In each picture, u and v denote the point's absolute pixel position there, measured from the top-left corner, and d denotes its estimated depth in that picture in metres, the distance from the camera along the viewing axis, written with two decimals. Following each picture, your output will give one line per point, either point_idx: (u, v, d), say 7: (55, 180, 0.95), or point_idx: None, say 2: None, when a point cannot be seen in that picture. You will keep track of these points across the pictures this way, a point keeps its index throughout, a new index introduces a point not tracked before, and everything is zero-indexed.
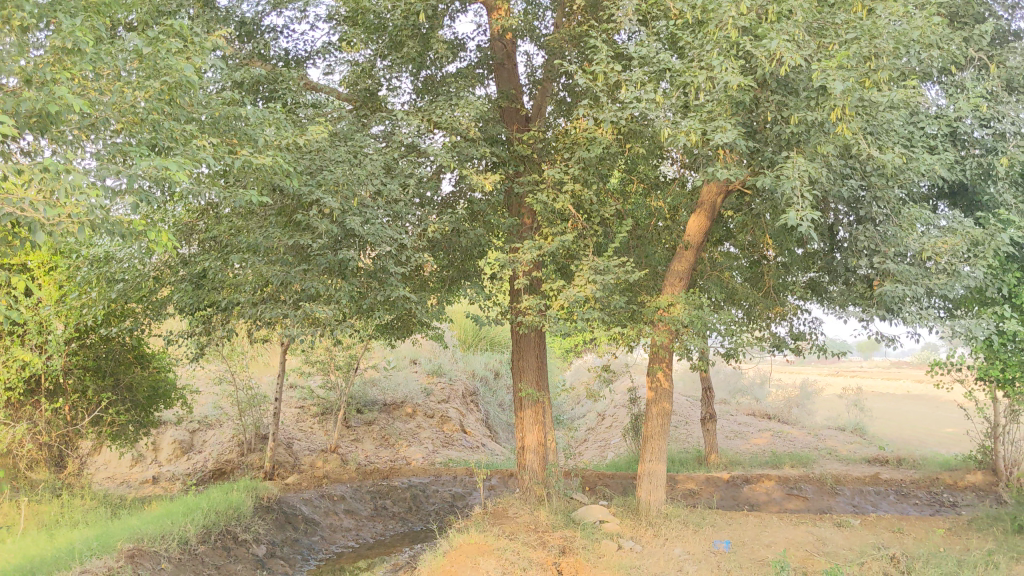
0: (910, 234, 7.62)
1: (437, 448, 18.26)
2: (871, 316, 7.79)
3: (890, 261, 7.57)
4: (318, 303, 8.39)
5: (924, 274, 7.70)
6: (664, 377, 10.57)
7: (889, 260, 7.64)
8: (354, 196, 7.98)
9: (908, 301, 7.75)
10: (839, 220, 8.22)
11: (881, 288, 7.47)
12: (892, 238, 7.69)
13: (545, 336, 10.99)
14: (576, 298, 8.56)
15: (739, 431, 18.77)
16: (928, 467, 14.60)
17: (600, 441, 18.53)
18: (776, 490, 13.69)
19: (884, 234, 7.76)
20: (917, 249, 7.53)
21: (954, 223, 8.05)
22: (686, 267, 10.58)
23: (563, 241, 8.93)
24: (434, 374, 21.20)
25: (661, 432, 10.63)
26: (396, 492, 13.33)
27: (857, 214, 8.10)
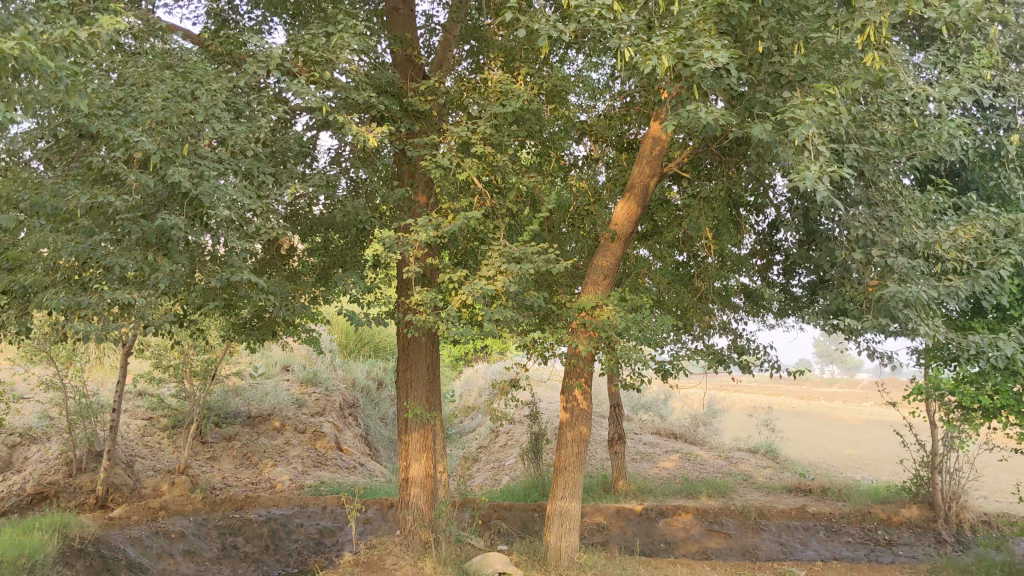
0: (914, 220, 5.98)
1: (307, 470, 16.01)
2: (866, 327, 6.05)
3: (893, 255, 5.88)
4: (129, 288, 6.11)
5: (931, 273, 6.03)
6: (583, 395, 8.65)
7: (890, 254, 5.96)
8: (183, 141, 5.80)
9: (908, 309, 6.04)
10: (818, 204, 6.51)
11: (884, 289, 5.75)
12: (893, 226, 6.02)
13: (438, 343, 8.95)
14: (483, 293, 6.58)
15: (646, 452, 17.16)
16: (858, 498, 13.15)
17: (493, 462, 16.65)
18: (695, 525, 11.98)
19: (881, 220, 6.09)
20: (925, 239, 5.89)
21: (957, 213, 6.45)
22: (611, 262, 8.76)
23: (469, 217, 6.94)
24: (307, 383, 18.84)
25: (576, 463, 8.70)
26: (250, 528, 11.07)
27: (841, 197, 6.40)
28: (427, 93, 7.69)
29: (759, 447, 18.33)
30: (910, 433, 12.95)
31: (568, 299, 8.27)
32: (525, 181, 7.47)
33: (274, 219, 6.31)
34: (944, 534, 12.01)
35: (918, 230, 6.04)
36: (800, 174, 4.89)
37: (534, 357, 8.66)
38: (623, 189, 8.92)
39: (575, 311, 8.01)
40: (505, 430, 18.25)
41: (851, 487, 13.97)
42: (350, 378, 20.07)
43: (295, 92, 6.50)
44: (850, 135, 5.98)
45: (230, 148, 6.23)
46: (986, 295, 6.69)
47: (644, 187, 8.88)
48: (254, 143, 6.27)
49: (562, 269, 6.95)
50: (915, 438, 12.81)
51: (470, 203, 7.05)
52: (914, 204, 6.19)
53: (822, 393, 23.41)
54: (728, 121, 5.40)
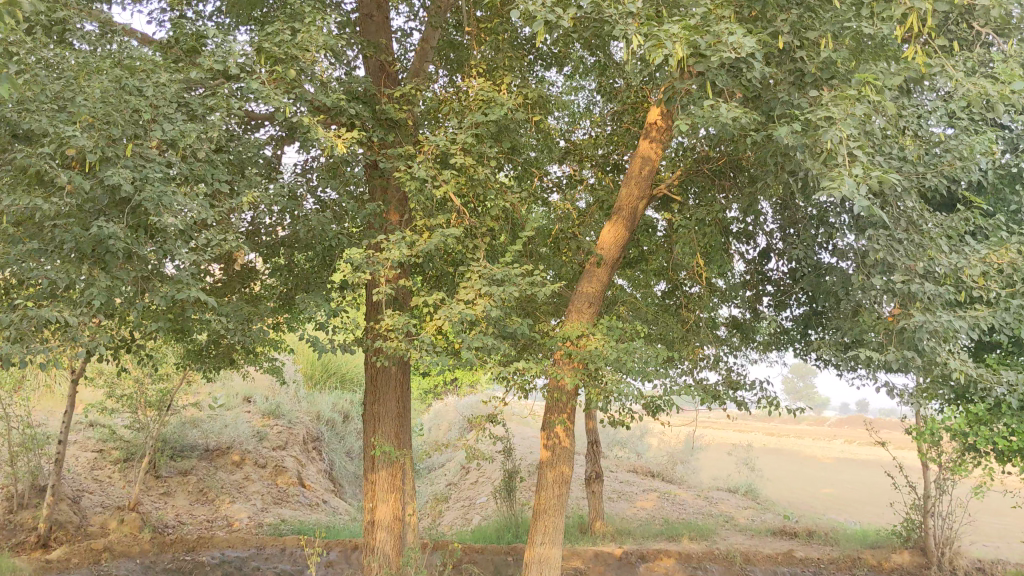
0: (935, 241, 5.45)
1: (266, 507, 15.21)
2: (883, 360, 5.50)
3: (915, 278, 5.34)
4: (62, 306, 5.41)
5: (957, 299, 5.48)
6: (566, 433, 8.01)
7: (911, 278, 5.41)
8: (124, 140, 5.15)
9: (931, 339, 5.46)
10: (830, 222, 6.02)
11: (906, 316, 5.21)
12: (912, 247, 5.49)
13: (409, 374, 8.29)
14: (461, 317, 5.96)
15: (623, 491, 16.52)
16: (847, 543, 12.54)
17: (463, 501, 15.95)
18: (677, 571, 11.32)
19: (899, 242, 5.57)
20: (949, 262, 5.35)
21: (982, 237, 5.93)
22: (597, 288, 8.17)
23: (447, 234, 6.33)
24: (270, 415, 18.02)
25: (557, 505, 8.03)
26: (201, 572, 10.27)
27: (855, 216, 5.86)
28: (402, 100, 7.12)
29: (739, 487, 17.77)
30: (901, 474, 12.40)
31: (552, 328, 7.66)
32: (507, 196, 6.88)
33: (228, 229, 5.65)
34: None
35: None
36: (829, 180, 4.91)
37: (514, 391, 8.03)
38: (610, 211, 8.36)
39: (560, 340, 7.38)
40: (476, 466, 17.54)
41: (838, 530, 13.39)
42: (315, 411, 19.26)
43: (255, 91, 5.89)
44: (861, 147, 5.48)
45: (179, 149, 5.60)
46: (1009, 325, 6.16)
47: (633, 208, 8.36)
48: (207, 144, 5.64)
49: (548, 292, 6.34)
50: (906, 480, 12.24)
51: (449, 217, 6.46)
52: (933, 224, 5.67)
53: (801, 432, 22.92)
54: (746, 120, 5.26)
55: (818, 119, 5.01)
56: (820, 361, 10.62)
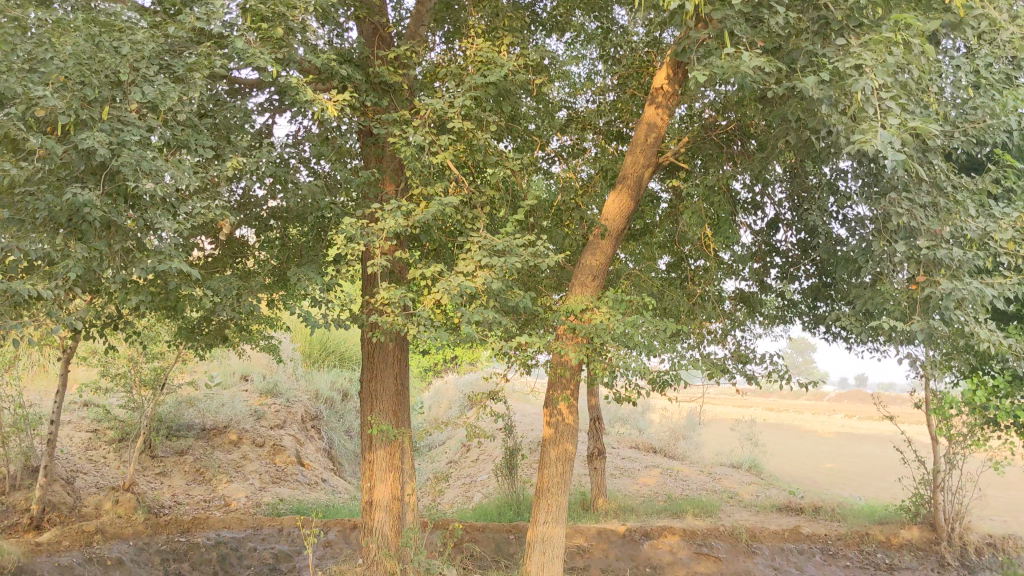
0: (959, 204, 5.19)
1: (264, 486, 14.99)
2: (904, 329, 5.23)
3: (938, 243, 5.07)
4: (37, 279, 5.11)
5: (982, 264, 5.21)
6: (569, 409, 7.78)
7: None
8: (100, 102, 4.85)
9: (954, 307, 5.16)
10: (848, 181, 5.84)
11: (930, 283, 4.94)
12: None
13: (407, 350, 8.02)
14: (461, 289, 5.69)
15: (625, 468, 16.32)
16: (854, 519, 12.33)
17: (464, 479, 15.75)
18: (682, 548, 11.10)
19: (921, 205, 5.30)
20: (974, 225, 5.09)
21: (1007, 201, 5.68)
22: (602, 261, 7.89)
23: (445, 202, 6.04)
24: (267, 394, 17.79)
25: (561, 483, 7.79)
26: (196, 553, 10.05)
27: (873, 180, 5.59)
28: (397, 64, 6.81)
29: (743, 463, 17.58)
30: (909, 449, 12.17)
31: (555, 301, 7.38)
32: (508, 164, 6.57)
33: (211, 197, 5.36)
34: (948, 557, 11.20)
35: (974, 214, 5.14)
36: (863, 133, 4.89)
37: (515, 366, 7.76)
38: (614, 180, 8.06)
39: (562, 314, 7.09)
40: (477, 443, 17.39)
41: (845, 506, 13.18)
42: (313, 389, 19.02)
43: (240, 52, 5.59)
44: (875, 107, 5.21)
45: (159, 113, 5.29)
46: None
47: (639, 177, 8.07)
48: (190, 108, 5.34)
49: (552, 263, 6.06)
50: (914, 454, 11.99)
51: (447, 185, 6.17)
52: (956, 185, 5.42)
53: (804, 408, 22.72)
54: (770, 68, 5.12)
55: (847, 69, 4.92)
56: (829, 335, 10.36)
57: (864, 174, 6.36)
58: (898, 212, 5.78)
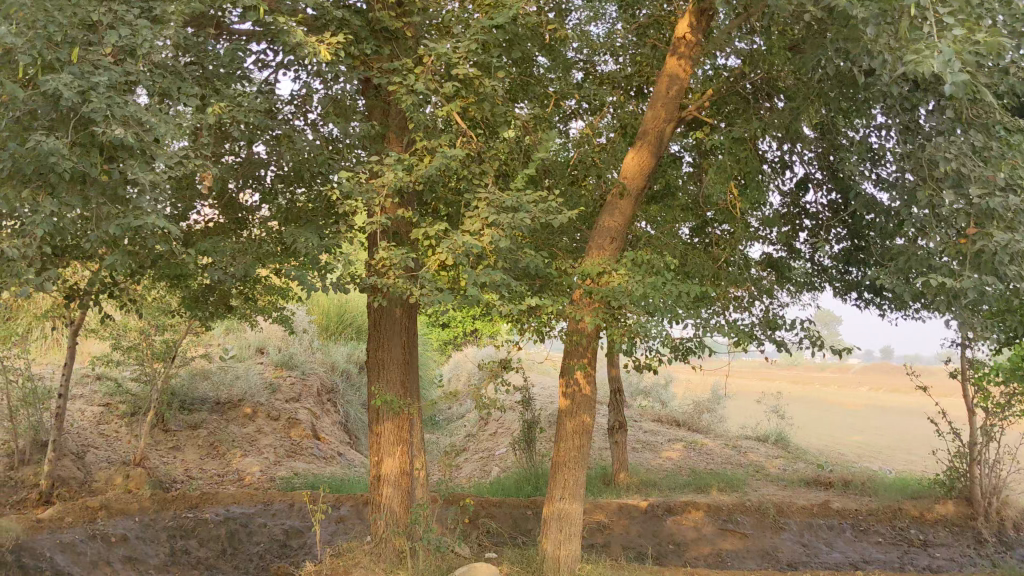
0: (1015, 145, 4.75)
1: (279, 460, 14.72)
2: None
3: None
4: (7, 239, 4.72)
5: None
6: (586, 379, 7.35)
7: None
8: (66, 42, 4.44)
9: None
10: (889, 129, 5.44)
11: None
12: None
13: (415, 317, 7.60)
14: (466, 249, 5.26)
15: (648, 441, 15.92)
16: (886, 494, 11.86)
17: (482, 453, 15.42)
18: (707, 524, 10.69)
19: None
20: None
21: None
22: (621, 221, 7.44)
23: (449, 155, 5.59)
24: (282, 367, 17.50)
25: (577, 457, 7.38)
26: (204, 529, 9.76)
27: None
28: (399, 9, 6.35)
29: (769, 435, 17.13)
30: (944, 421, 11.66)
31: (571, 264, 6.94)
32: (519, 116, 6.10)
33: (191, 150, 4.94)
34: (985, 533, 10.72)
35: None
36: (916, 56, 4.63)
37: (529, 335, 7.35)
38: (634, 135, 7.59)
39: (578, 277, 6.64)
40: (495, 417, 17.05)
41: (875, 480, 12.71)
42: (330, 362, 18.71)
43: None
44: (921, 42, 4.69)
45: (135, 58, 4.87)
46: None
47: (660, 132, 7.58)
48: (169, 50, 4.91)
49: (566, 219, 5.61)
50: (949, 426, 11.49)
51: (452, 137, 5.73)
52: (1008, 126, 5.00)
53: None
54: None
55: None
56: (861, 302, 9.85)
57: (906, 123, 5.85)
58: (944, 161, 5.26)
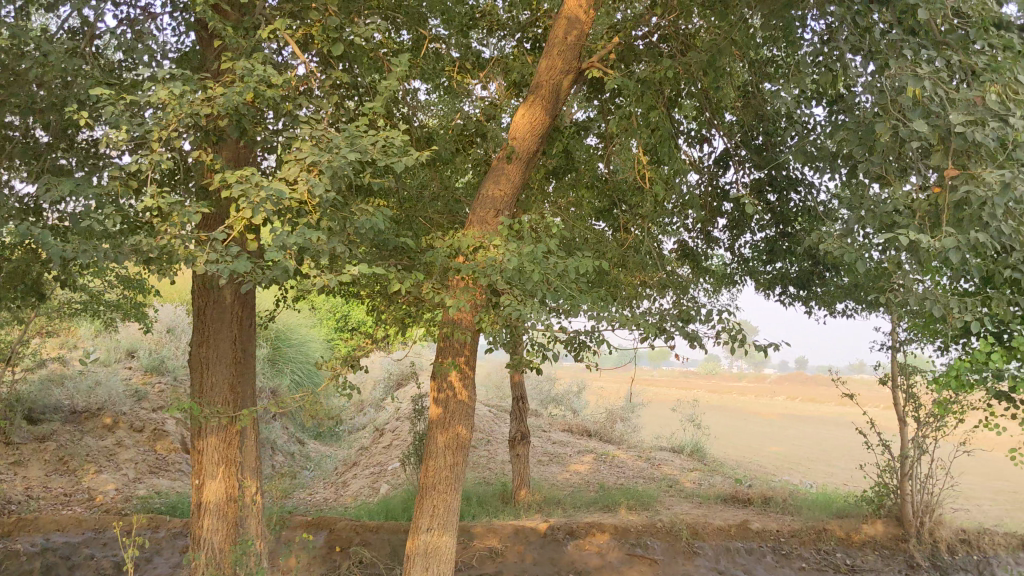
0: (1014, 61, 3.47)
1: (139, 477, 13.02)
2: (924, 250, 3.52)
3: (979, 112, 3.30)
4: None
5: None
6: (461, 382, 5.97)
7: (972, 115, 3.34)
8: None
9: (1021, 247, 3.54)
10: (843, 56, 4.19)
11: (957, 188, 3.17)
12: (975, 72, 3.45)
13: (250, 301, 6.09)
14: (272, 200, 3.84)
15: (555, 454, 14.70)
16: (808, 513, 10.77)
17: (373, 467, 13.98)
18: (613, 549, 9.43)
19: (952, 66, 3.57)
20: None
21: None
22: (508, 188, 6.14)
23: (258, 74, 4.15)
24: (153, 372, 15.78)
25: (449, 478, 5.98)
26: (12, 564, 8.09)
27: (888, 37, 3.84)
28: None
29: (684, 447, 16.07)
30: (872, 432, 10.62)
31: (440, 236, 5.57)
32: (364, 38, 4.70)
33: None
34: (918, 557, 9.63)
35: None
36: None
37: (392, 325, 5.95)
38: (525, 86, 6.28)
39: (444, 253, 5.21)
40: (389, 429, 15.69)
41: (797, 497, 11.66)
42: None
43: None
44: None
45: None
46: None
47: (556, 85, 6.28)
48: None
49: (414, 166, 4.23)
50: (878, 438, 10.45)
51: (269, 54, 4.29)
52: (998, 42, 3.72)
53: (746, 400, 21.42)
54: None
55: None
56: (785, 297, 8.75)
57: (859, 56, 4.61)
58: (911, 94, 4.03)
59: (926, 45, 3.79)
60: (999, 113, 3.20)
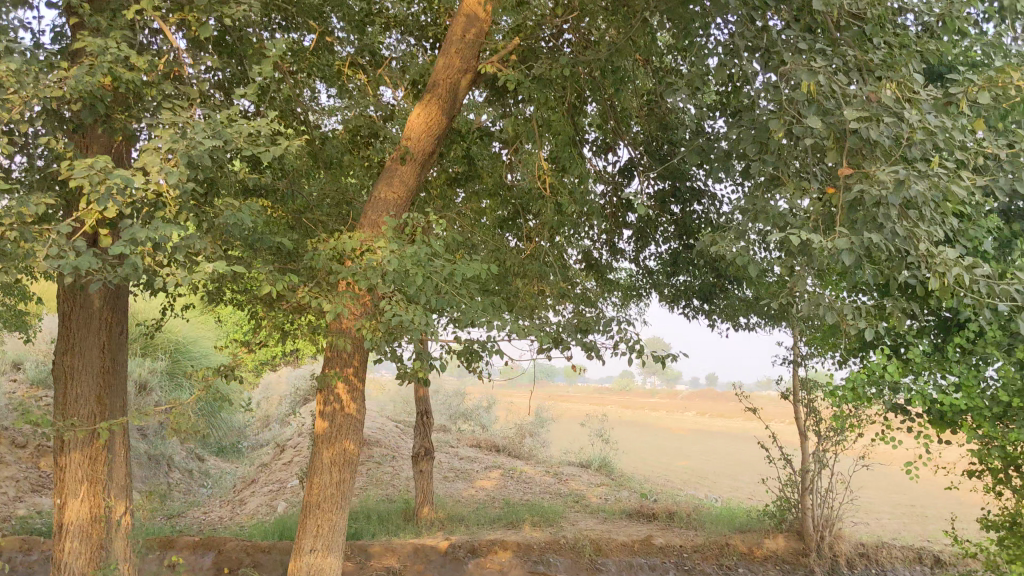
0: (908, 59, 3.39)
1: (19, 495, 12.29)
2: (819, 250, 3.39)
3: (878, 107, 3.20)
4: None
5: (939, 144, 3.35)
6: (348, 393, 5.68)
7: (868, 107, 3.23)
8: None
9: (915, 251, 3.45)
10: (740, 57, 4.10)
11: (850, 183, 3.05)
12: (870, 70, 3.35)
13: (122, 307, 5.71)
14: (128, 189, 3.53)
15: (461, 469, 14.43)
16: (711, 527, 10.72)
17: (272, 484, 13.50)
18: (514, 567, 9.19)
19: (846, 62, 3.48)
20: (931, 87, 3.26)
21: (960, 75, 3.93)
22: (403, 191, 5.91)
23: (116, 53, 3.84)
24: (42, 385, 15.02)
25: (335, 495, 5.66)
26: None
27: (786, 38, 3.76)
28: None
29: (592, 462, 15.97)
30: (775, 447, 10.63)
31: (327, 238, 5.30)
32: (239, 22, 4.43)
33: None
34: (818, 572, 9.60)
35: (951, 106, 3.48)
36: None
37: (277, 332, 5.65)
38: (423, 85, 6.06)
39: (328, 255, 4.94)
40: (291, 445, 15.22)
41: (701, 511, 11.62)
42: None
43: None
44: None
45: None
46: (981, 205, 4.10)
47: (454, 84, 6.05)
48: None
49: (288, 158, 3.97)
50: (781, 452, 10.46)
51: (132, 35, 4.00)
52: (892, 41, 3.64)
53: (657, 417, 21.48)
54: None
55: None
56: (690, 310, 8.68)
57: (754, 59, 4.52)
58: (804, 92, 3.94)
59: (821, 41, 3.71)
60: (892, 109, 3.11)
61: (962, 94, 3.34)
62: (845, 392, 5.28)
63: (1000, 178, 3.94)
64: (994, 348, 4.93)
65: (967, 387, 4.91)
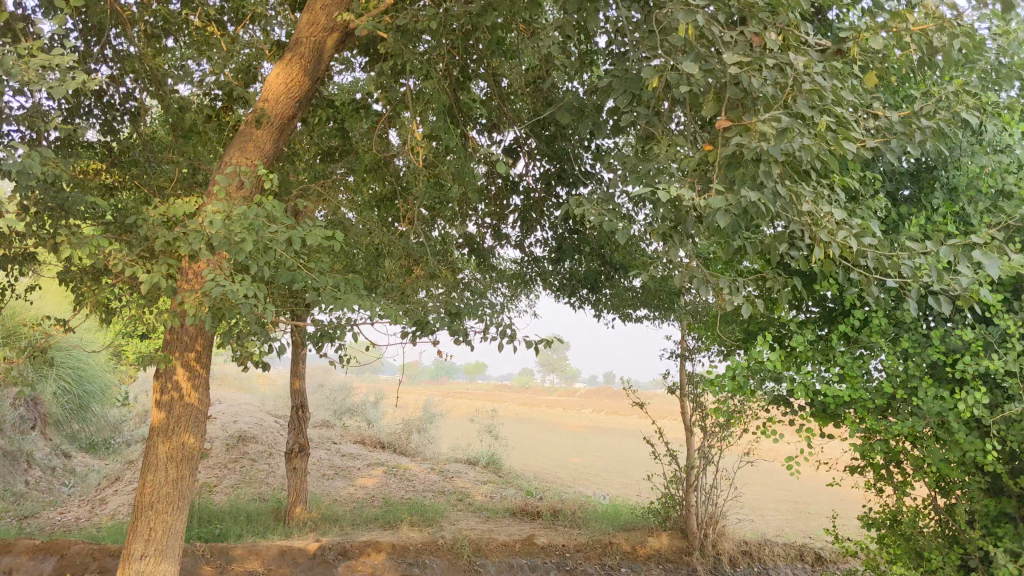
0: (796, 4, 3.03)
1: None
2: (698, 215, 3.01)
3: (760, 54, 2.83)
4: None
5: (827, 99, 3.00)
6: (188, 379, 5.09)
7: (751, 54, 2.85)
8: None
9: (801, 221, 3.10)
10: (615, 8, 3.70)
11: (730, 134, 2.67)
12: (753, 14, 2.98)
13: None
14: None
15: (342, 466, 13.82)
16: (594, 526, 10.43)
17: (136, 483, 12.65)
18: (387, 569, 8.69)
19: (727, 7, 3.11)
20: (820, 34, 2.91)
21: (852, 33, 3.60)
22: (258, 157, 5.36)
23: None
24: None
25: (170, 494, 5.06)
26: None
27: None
28: None
29: (480, 459, 15.56)
30: (661, 443, 10.39)
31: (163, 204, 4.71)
32: None
33: None
34: (701, 571, 9.37)
35: (840, 60, 3.15)
36: None
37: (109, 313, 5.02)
38: (283, 42, 5.50)
39: (159, 223, 4.35)
40: None
41: (587, 509, 11.31)
42: None
43: None
44: None
45: None
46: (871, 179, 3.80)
47: (318, 44, 5.53)
48: None
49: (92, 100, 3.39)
50: (666, 448, 10.22)
51: None
52: None
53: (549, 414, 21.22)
54: None
55: None
56: (576, 300, 8.33)
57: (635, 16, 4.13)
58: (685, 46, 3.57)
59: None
60: (776, 54, 2.76)
61: (850, 48, 3.04)
62: (727, 383, 4.96)
63: (887, 149, 3.67)
64: (879, 337, 4.68)
65: (851, 377, 4.64)
